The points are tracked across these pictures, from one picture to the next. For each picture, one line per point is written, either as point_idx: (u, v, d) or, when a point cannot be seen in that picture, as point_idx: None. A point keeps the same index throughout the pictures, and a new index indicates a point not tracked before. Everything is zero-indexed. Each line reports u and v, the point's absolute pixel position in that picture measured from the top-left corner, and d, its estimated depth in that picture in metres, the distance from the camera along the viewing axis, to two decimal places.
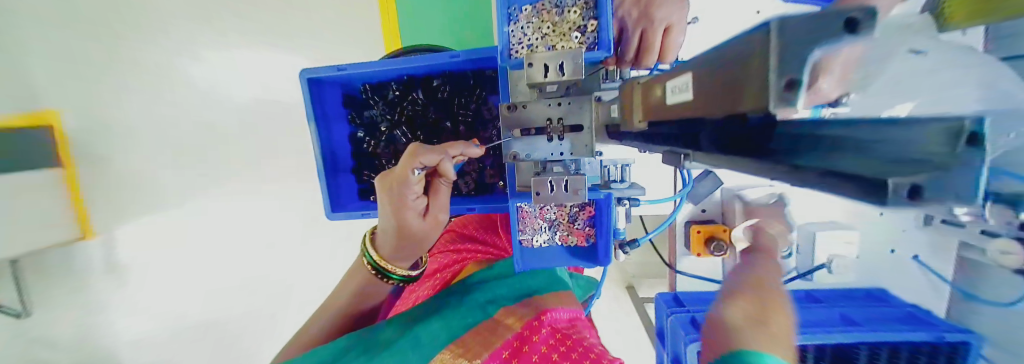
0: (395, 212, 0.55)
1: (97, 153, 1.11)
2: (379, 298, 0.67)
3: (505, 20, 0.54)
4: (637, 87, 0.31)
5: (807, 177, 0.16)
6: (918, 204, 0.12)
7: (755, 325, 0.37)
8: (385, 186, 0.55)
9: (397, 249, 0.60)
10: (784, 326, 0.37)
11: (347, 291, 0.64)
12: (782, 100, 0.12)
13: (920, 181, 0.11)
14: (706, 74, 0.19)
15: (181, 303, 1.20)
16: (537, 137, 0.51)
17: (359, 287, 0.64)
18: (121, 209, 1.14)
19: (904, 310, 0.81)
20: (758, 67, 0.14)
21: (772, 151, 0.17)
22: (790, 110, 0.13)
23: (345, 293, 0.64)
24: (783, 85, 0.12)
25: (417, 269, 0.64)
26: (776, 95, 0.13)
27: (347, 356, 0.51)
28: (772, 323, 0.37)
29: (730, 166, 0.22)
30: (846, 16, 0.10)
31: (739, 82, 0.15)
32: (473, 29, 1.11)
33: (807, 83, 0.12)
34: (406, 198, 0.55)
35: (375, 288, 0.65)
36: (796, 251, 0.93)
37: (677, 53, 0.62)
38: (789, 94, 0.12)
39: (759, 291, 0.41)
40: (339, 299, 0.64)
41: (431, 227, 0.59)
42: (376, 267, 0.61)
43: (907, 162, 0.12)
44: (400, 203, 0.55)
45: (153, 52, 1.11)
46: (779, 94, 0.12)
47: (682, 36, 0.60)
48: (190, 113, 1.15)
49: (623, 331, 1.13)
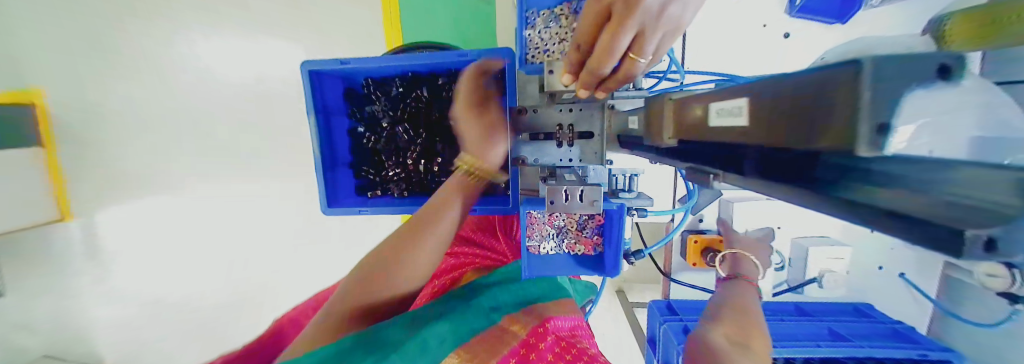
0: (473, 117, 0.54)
1: (79, 135, 1.08)
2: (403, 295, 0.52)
3: (523, 23, 0.53)
4: (669, 104, 0.30)
5: (865, 216, 0.16)
6: (994, 257, 0.12)
7: (738, 347, 0.47)
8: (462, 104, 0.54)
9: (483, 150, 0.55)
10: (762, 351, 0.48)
11: (381, 277, 0.50)
12: (874, 144, 0.12)
13: (994, 233, 0.11)
14: (770, 100, 0.19)
15: (163, 292, 1.18)
16: (545, 142, 0.53)
17: (390, 249, 0.51)
18: (102, 194, 1.11)
19: (890, 326, 0.83)
20: (841, 106, 0.13)
21: (815, 181, 0.17)
22: (876, 154, 0.12)
23: (377, 287, 0.50)
24: (872, 127, 0.12)
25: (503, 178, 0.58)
26: (867, 139, 0.12)
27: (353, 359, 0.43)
28: (751, 345, 0.47)
29: (767, 194, 0.22)
30: (941, 63, 0.11)
31: (816, 115, 0.15)
32: (478, 29, 1.13)
33: (898, 128, 0.12)
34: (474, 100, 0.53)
35: (401, 255, 0.51)
36: (788, 265, 0.94)
37: (647, 44, 0.35)
38: (878, 139, 0.12)
39: (743, 322, 0.51)
40: (365, 270, 0.51)
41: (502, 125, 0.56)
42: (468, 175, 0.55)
43: (973, 208, 0.12)
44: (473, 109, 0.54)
45: (136, 33, 1.06)
46: (869, 135, 0.12)
47: (651, 41, 0.35)
48: (176, 98, 1.10)
49: (617, 339, 1.12)
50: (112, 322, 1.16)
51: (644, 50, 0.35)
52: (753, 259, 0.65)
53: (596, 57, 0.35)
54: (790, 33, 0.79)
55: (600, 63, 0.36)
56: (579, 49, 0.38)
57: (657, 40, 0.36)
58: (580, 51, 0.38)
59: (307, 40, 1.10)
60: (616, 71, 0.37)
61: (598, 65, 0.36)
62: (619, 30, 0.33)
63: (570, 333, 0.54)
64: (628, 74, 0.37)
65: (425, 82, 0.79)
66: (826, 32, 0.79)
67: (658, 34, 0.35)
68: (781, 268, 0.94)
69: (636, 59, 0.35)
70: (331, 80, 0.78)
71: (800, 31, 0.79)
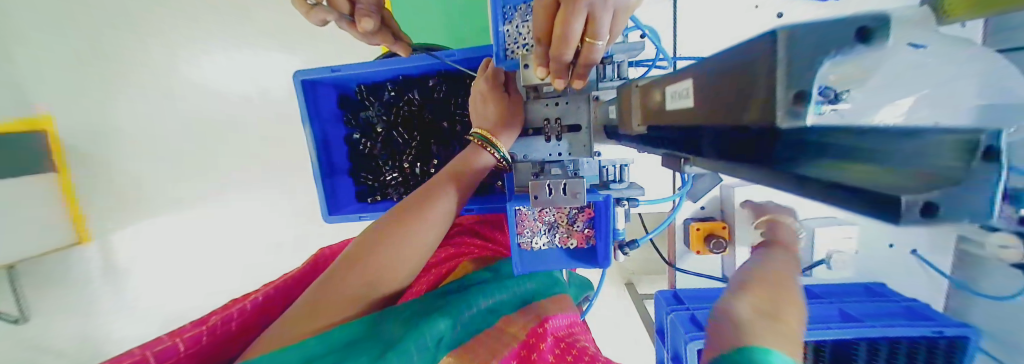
0: (491, 86, 0.53)
1: (92, 161, 1.11)
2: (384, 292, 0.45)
3: (499, 20, 0.52)
4: (636, 91, 0.30)
5: (811, 191, 0.16)
6: (931, 223, 0.11)
7: (766, 319, 0.39)
8: (488, 77, 0.53)
9: (501, 115, 0.52)
10: (792, 319, 0.41)
11: (364, 265, 0.43)
12: (791, 114, 0.12)
13: (932, 197, 0.11)
14: (711, 75, 0.19)
15: (180, 306, 1.21)
16: (534, 137, 0.55)
17: (398, 225, 0.46)
18: (118, 217, 1.14)
19: (902, 305, 0.81)
20: (765, 80, 0.14)
21: (769, 158, 0.17)
22: (797, 124, 0.13)
23: (360, 276, 0.43)
24: (793, 97, 0.12)
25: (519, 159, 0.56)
26: (784, 109, 0.13)
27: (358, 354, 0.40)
28: (781, 317, 0.39)
29: (727, 173, 0.22)
30: (855, 25, 0.10)
31: (749, 86, 0.15)
32: (471, 26, 1.11)
33: (816, 94, 0.12)
34: (495, 74, 0.53)
35: (407, 234, 0.46)
36: (794, 248, 0.93)
37: (609, 21, 0.33)
38: (798, 108, 0.12)
39: (773, 291, 0.43)
40: (366, 247, 0.45)
41: (520, 99, 0.54)
42: (483, 139, 0.52)
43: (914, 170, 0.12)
44: (494, 79, 0.53)
45: (138, 59, 1.09)
46: (786, 106, 0.12)
47: (607, 19, 0.33)
48: (181, 120, 1.13)
49: (625, 331, 1.12)
50: (132, 339, 1.20)
51: (599, 32, 0.34)
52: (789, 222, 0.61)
53: (555, 46, 0.35)
54: (784, 13, 0.78)
55: (558, 49, 0.35)
56: (540, 41, 0.38)
57: (611, 19, 0.34)
58: (543, 45, 0.38)
59: (300, 53, 1.11)
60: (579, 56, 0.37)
61: (559, 52, 0.36)
62: (568, 19, 0.32)
63: (567, 332, 0.52)
64: (591, 57, 0.36)
65: (415, 85, 0.80)
66: (821, 9, 0.77)
67: (610, 12, 0.33)
68: None
69: (593, 43, 0.35)
70: (324, 90, 0.80)
71: (794, 10, 0.78)
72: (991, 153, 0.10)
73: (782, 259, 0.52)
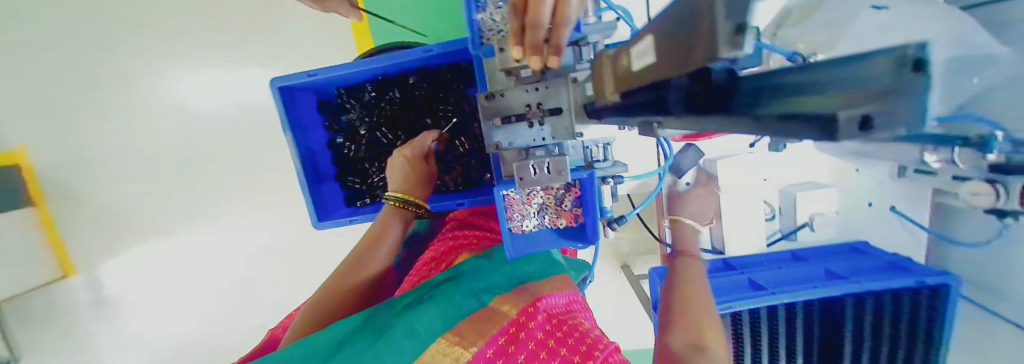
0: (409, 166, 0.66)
1: (70, 190, 1.08)
2: (370, 277, 0.61)
3: (473, 7, 0.51)
4: (607, 60, 0.33)
5: (771, 126, 0.16)
6: (869, 136, 0.12)
7: (694, 348, 0.51)
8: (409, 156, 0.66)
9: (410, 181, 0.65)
10: (712, 335, 0.54)
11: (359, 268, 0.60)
12: (732, 44, 0.13)
13: (867, 112, 0.11)
14: (668, 27, 0.20)
15: (170, 332, 1.17)
16: (517, 124, 0.53)
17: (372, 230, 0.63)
18: (101, 246, 1.11)
19: (886, 260, 0.84)
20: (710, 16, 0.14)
21: (732, 104, 0.18)
22: (741, 56, 0.13)
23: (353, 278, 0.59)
24: (732, 30, 0.13)
25: (503, 149, 0.54)
26: (725, 42, 0.13)
27: (352, 346, 0.45)
28: (705, 341, 0.52)
29: (698, 127, 0.22)
30: None
31: (696, 27, 0.15)
32: (448, 19, 1.02)
33: (753, 23, 0.12)
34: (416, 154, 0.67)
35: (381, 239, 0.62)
36: (779, 214, 0.96)
37: None
38: (738, 39, 0.12)
39: (693, 313, 0.56)
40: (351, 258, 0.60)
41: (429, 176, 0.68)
42: (399, 200, 0.63)
43: (862, 86, 0.12)
44: (414, 159, 0.67)
45: (106, 82, 1.06)
46: (728, 36, 0.13)
47: None
48: (156, 141, 1.10)
49: (623, 310, 1.15)
50: None
51: None
52: (688, 222, 0.69)
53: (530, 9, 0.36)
54: None
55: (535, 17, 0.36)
56: (516, 9, 0.39)
57: None
58: (518, 14, 0.39)
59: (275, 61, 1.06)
60: (555, 27, 0.38)
61: (535, 19, 0.36)
62: None
63: (565, 309, 0.52)
64: (567, 23, 0.37)
65: (395, 84, 0.79)
66: None
67: None
68: (772, 218, 0.96)
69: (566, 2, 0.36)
70: (302, 94, 0.78)
71: None
72: (917, 63, 0.10)
73: (695, 263, 0.65)
